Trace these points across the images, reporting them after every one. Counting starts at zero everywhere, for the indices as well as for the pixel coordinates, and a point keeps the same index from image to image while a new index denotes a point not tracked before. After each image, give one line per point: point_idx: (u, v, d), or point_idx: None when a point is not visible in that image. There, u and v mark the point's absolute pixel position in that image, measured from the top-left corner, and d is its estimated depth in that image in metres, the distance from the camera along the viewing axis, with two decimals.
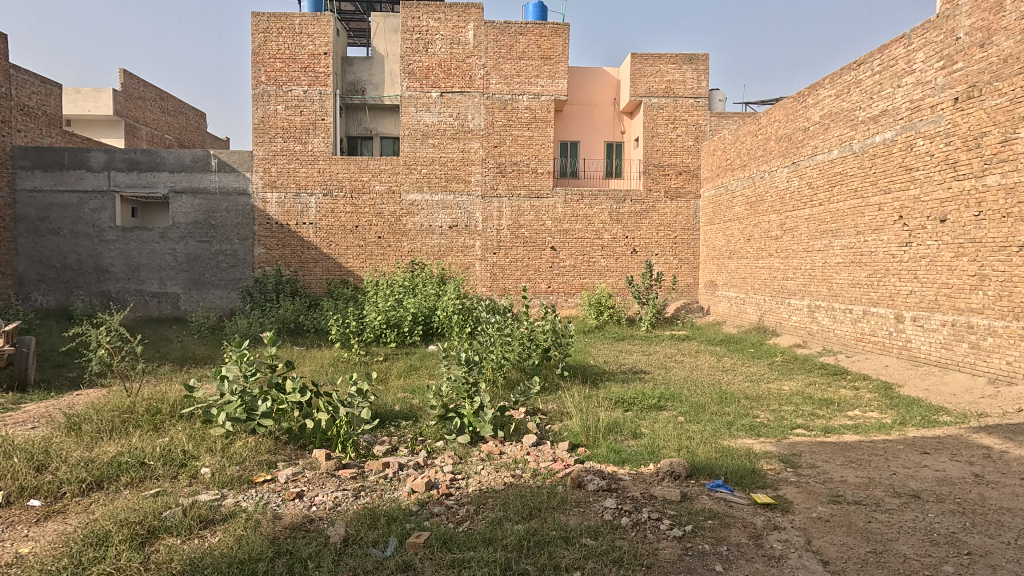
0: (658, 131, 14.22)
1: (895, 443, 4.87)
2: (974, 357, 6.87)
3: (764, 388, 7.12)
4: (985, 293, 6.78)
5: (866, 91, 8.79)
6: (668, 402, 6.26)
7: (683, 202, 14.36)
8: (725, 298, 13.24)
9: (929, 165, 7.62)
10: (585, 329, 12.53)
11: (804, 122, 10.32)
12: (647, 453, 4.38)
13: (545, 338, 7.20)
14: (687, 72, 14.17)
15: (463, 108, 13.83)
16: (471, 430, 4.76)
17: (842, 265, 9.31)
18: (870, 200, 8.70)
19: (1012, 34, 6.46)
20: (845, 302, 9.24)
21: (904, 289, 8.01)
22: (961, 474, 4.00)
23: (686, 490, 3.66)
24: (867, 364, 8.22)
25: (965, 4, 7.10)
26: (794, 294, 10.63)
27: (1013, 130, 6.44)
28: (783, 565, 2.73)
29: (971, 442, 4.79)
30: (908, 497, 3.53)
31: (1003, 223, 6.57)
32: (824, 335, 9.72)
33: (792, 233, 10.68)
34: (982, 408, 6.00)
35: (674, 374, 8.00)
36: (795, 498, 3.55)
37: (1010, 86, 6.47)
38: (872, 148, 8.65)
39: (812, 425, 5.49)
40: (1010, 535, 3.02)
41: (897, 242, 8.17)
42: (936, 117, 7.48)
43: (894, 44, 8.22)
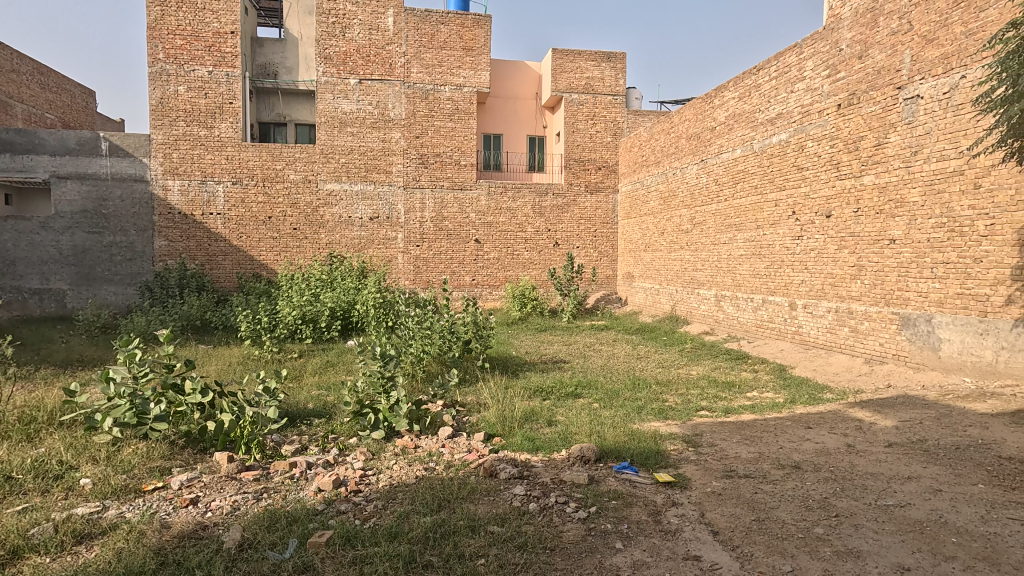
0: (578, 126, 14.57)
1: (784, 420, 5.30)
2: (854, 340, 7.62)
3: (674, 374, 7.51)
4: (862, 282, 7.50)
5: (764, 95, 9.43)
6: (584, 390, 6.47)
7: (603, 197, 14.81)
8: (641, 289, 13.81)
9: (817, 165, 8.31)
10: (508, 321, 12.61)
11: (711, 122, 10.92)
12: (560, 440, 4.50)
13: (466, 330, 7.16)
14: (606, 69, 14.62)
15: (383, 96, 13.45)
16: (386, 425, 4.69)
17: (744, 257, 9.99)
18: (768, 197, 9.35)
19: (885, 47, 7.15)
20: (747, 291, 9.91)
21: (797, 279, 8.71)
22: (835, 445, 4.42)
23: (594, 472, 3.80)
24: (766, 348, 8.88)
25: (847, 17, 7.77)
26: (702, 284, 11.28)
27: (884, 135, 7.16)
28: (677, 538, 2.91)
29: (847, 416, 5.32)
30: (790, 469, 3.87)
31: (876, 219, 7.29)
32: (729, 323, 10.39)
33: (700, 227, 11.31)
34: (859, 384, 6.69)
35: (592, 363, 8.26)
36: (692, 475, 3.79)
37: (883, 95, 7.18)
38: (771, 148, 9.29)
39: (714, 406, 5.87)
40: (872, 497, 3.39)
41: (791, 235, 8.85)
42: (823, 122, 8.17)
43: (788, 52, 8.86)
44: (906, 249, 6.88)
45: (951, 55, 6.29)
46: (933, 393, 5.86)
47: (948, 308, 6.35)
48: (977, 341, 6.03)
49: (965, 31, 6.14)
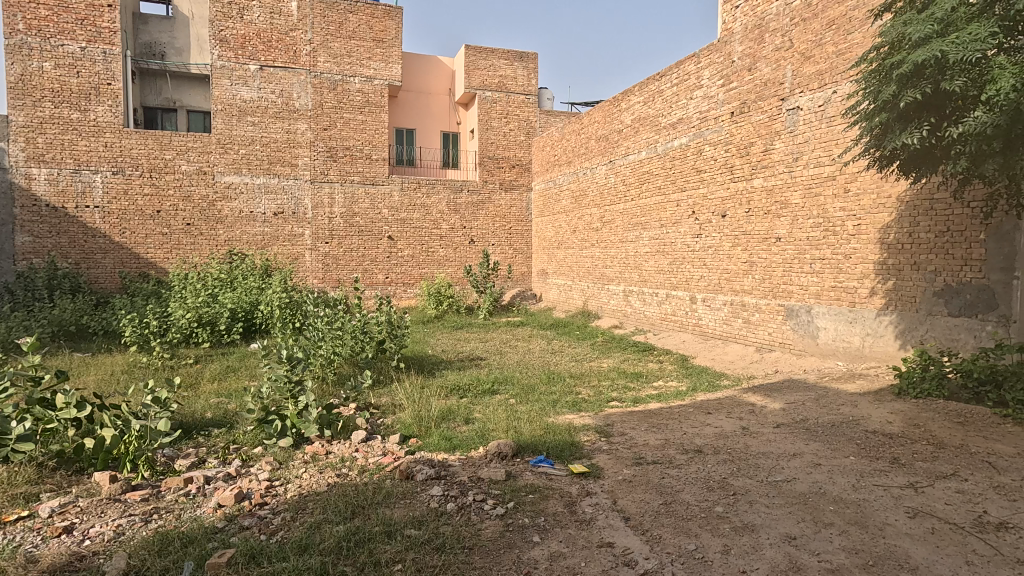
0: (492, 124, 14.64)
1: (687, 407, 5.65)
2: (746, 331, 8.28)
3: (586, 367, 7.75)
4: (753, 276, 8.16)
5: (666, 100, 9.97)
6: (500, 386, 6.51)
7: (517, 195, 14.98)
8: (555, 286, 14.14)
9: (714, 168, 8.90)
10: (423, 320, 12.39)
11: (618, 124, 11.39)
12: (478, 437, 4.50)
13: (380, 330, 6.96)
14: (518, 69, 14.82)
15: (287, 85, 12.74)
16: (294, 432, 4.45)
17: (649, 254, 10.51)
18: (670, 197, 9.91)
19: (771, 62, 7.81)
20: (652, 286, 10.45)
21: (696, 274, 9.31)
22: (732, 429, 4.77)
23: (511, 468, 3.83)
24: (670, 340, 9.42)
25: (738, 31, 8.39)
26: (612, 280, 11.75)
27: (770, 142, 7.82)
28: (592, 527, 3.00)
29: (742, 401, 5.77)
30: (693, 453, 4.13)
31: (764, 219, 7.95)
32: (636, 316, 10.91)
33: (609, 225, 11.76)
34: (751, 371, 7.28)
35: (508, 359, 8.33)
36: (605, 465, 3.93)
37: (769, 105, 7.83)
38: (672, 151, 9.84)
39: (624, 397, 6.13)
40: (764, 474, 3.70)
41: (691, 233, 9.44)
42: (719, 128, 8.77)
43: (687, 61, 9.43)
44: (789, 247, 7.56)
45: (825, 72, 6.98)
46: (812, 377, 6.49)
47: (824, 299, 7.05)
48: (847, 329, 6.77)
49: (836, 51, 6.84)
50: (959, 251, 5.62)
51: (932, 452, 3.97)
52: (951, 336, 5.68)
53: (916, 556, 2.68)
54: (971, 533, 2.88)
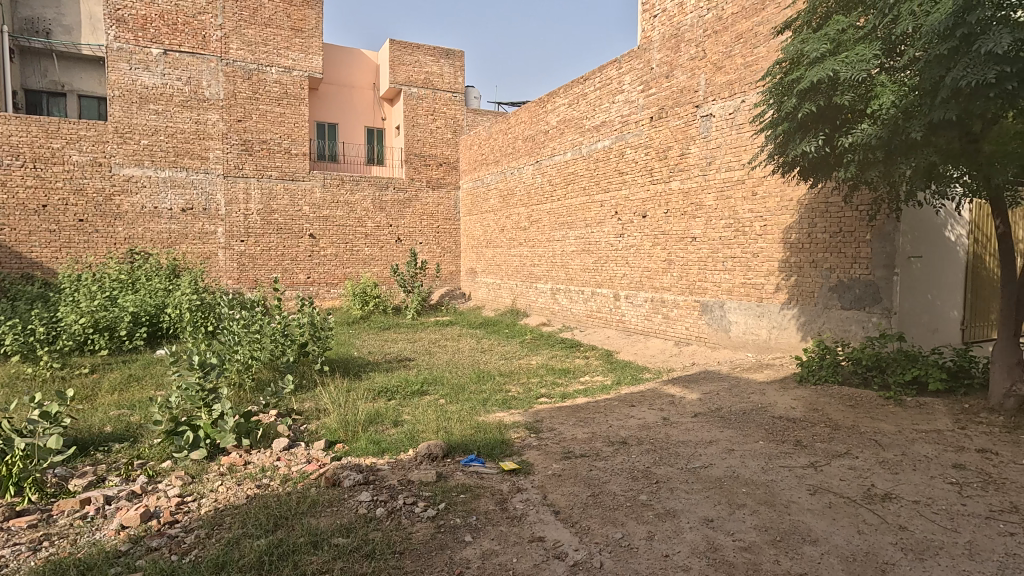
0: (418, 121, 14.44)
1: (612, 400, 5.86)
2: (666, 326, 8.69)
3: (515, 365, 7.83)
4: (672, 274, 8.58)
5: (590, 103, 10.25)
6: (430, 386, 6.44)
7: (444, 193, 14.86)
8: (483, 284, 14.17)
9: (635, 170, 9.26)
10: (347, 321, 12.00)
11: (544, 125, 11.58)
12: (407, 439, 4.43)
13: (302, 332, 6.66)
14: (444, 66, 14.73)
15: (195, 72, 11.90)
16: (208, 443, 4.17)
17: (575, 253, 10.78)
18: (595, 198, 10.21)
19: (686, 71, 8.24)
20: (578, 284, 10.73)
21: (619, 273, 9.65)
22: (654, 420, 4.99)
23: (442, 469, 3.80)
24: (595, 336, 9.71)
25: (656, 40, 8.77)
26: (539, 279, 11.94)
27: (686, 147, 8.25)
28: (523, 523, 3.04)
29: (662, 393, 6.06)
30: (619, 445, 4.28)
31: (682, 219, 8.38)
32: (563, 314, 11.16)
33: (536, 225, 11.94)
34: (670, 364, 7.66)
35: (436, 359, 8.26)
36: (535, 460, 3.99)
37: (685, 112, 8.25)
38: (596, 153, 10.14)
39: (553, 393, 6.26)
40: (685, 461, 3.90)
41: (614, 233, 9.77)
42: (639, 132, 9.13)
43: (609, 66, 9.75)
44: (704, 246, 8.02)
45: (734, 82, 7.46)
46: (726, 368, 6.92)
47: (736, 295, 7.54)
48: (756, 322, 7.27)
49: (744, 63, 7.32)
50: (850, 250, 6.20)
51: (828, 434, 4.36)
52: (844, 328, 6.25)
53: (817, 529, 2.93)
54: (862, 505, 3.19)
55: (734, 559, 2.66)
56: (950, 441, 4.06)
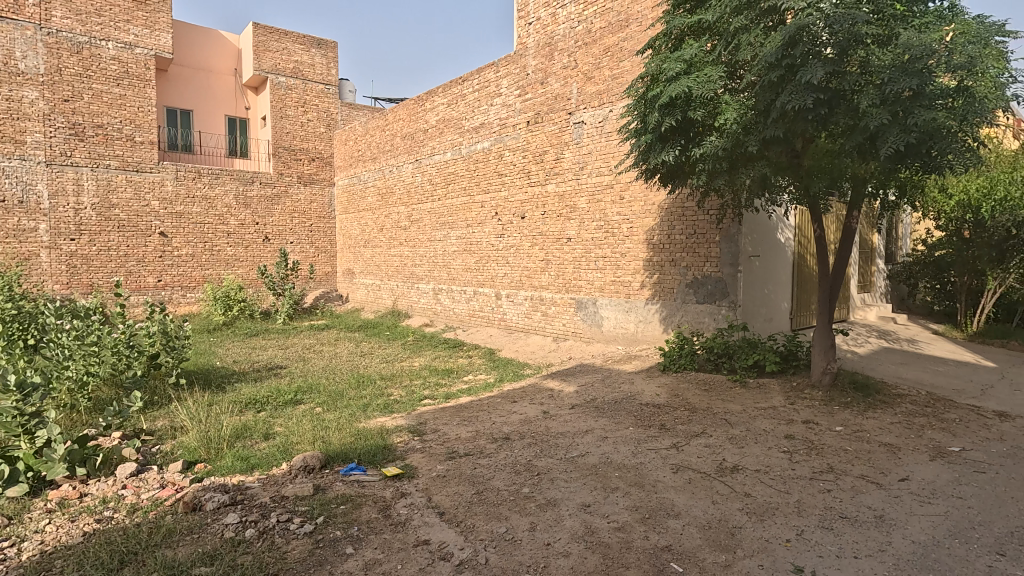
0: (287, 112, 13.54)
1: (494, 397, 5.96)
2: (545, 323, 9.04)
3: (397, 367, 7.65)
4: (549, 273, 8.93)
5: (469, 104, 10.33)
6: (305, 395, 6.07)
7: (317, 189, 14.09)
8: (362, 285, 13.67)
9: (513, 172, 9.49)
10: (206, 328, 10.89)
11: (423, 124, 11.45)
12: (279, 453, 4.14)
13: (152, 343, 5.93)
14: (316, 56, 13.97)
15: (6, 40, 10.08)
16: (31, 476, 3.56)
17: (457, 253, 10.80)
18: (475, 198, 10.30)
19: (559, 78, 8.62)
20: (460, 284, 10.76)
21: (500, 272, 9.85)
22: (535, 414, 5.17)
23: (319, 481, 3.61)
24: (478, 335, 9.81)
25: (531, 47, 9.07)
26: (421, 279, 11.79)
27: (561, 152, 8.63)
28: (408, 528, 2.99)
29: (542, 387, 6.29)
30: (502, 441, 4.38)
31: (557, 220, 8.75)
32: (446, 314, 11.13)
33: (417, 224, 11.76)
34: (549, 359, 7.97)
35: (311, 365, 7.81)
36: (419, 463, 3.94)
37: (559, 118, 8.63)
38: (475, 154, 10.24)
39: (436, 394, 6.22)
40: (563, 452, 4.09)
41: (494, 233, 9.93)
42: (517, 135, 9.38)
43: (487, 69, 9.90)
44: (578, 246, 8.45)
45: (603, 92, 7.96)
46: (599, 361, 7.36)
47: (607, 292, 8.05)
48: (625, 317, 7.83)
49: (611, 75, 7.84)
50: (702, 250, 6.90)
51: (687, 416, 4.82)
52: (698, 320, 6.95)
53: (679, 504, 3.23)
54: (715, 478, 3.58)
55: (609, 539, 2.84)
56: (783, 416, 4.69)
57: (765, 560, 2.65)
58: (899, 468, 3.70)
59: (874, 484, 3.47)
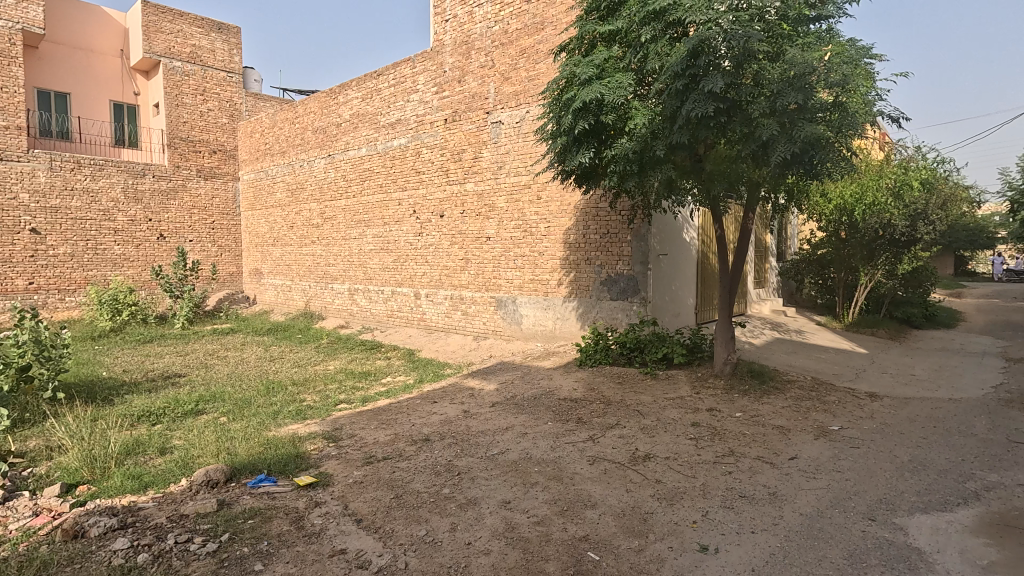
0: (184, 99, 12.55)
1: (414, 399, 5.86)
2: (464, 321, 9.02)
3: (310, 372, 7.31)
4: (469, 272, 8.92)
5: (384, 100, 10.08)
6: (207, 404, 5.65)
7: (220, 184, 13.16)
8: (271, 286, 12.95)
9: (431, 170, 9.37)
10: (90, 335, 9.84)
11: (336, 118, 11.02)
12: (178, 468, 3.83)
13: (22, 353, 5.26)
14: (216, 41, 13.04)
15: None
16: None
17: (373, 252, 10.50)
18: (392, 195, 10.07)
19: (476, 77, 8.63)
20: (377, 284, 10.47)
21: (419, 271, 9.70)
22: (455, 414, 5.14)
23: (223, 495, 3.37)
24: (396, 336, 9.61)
25: (448, 44, 9.00)
26: (335, 279, 11.35)
27: (479, 151, 8.64)
28: (322, 538, 2.86)
29: (463, 387, 6.28)
30: (421, 442, 4.31)
31: (476, 219, 8.75)
32: (363, 315, 10.80)
33: (331, 222, 11.31)
34: (470, 358, 7.97)
35: (215, 372, 7.28)
36: (334, 470, 3.80)
37: (476, 117, 8.64)
38: (391, 150, 10.01)
39: (352, 398, 6.01)
40: (484, 450, 4.10)
41: (413, 232, 9.76)
42: (434, 133, 9.28)
43: (403, 64, 9.70)
44: (497, 245, 8.50)
45: (520, 93, 8.06)
46: (519, 358, 7.45)
47: (526, 291, 8.17)
48: (544, 315, 7.98)
49: (528, 77, 7.95)
50: (615, 249, 7.18)
51: (603, 409, 5.00)
52: (613, 316, 7.22)
53: (595, 494, 3.34)
54: (629, 467, 3.73)
55: (529, 534, 2.88)
56: (690, 405, 4.99)
57: (674, 542, 2.80)
58: (790, 447, 4.06)
59: (769, 464, 3.77)
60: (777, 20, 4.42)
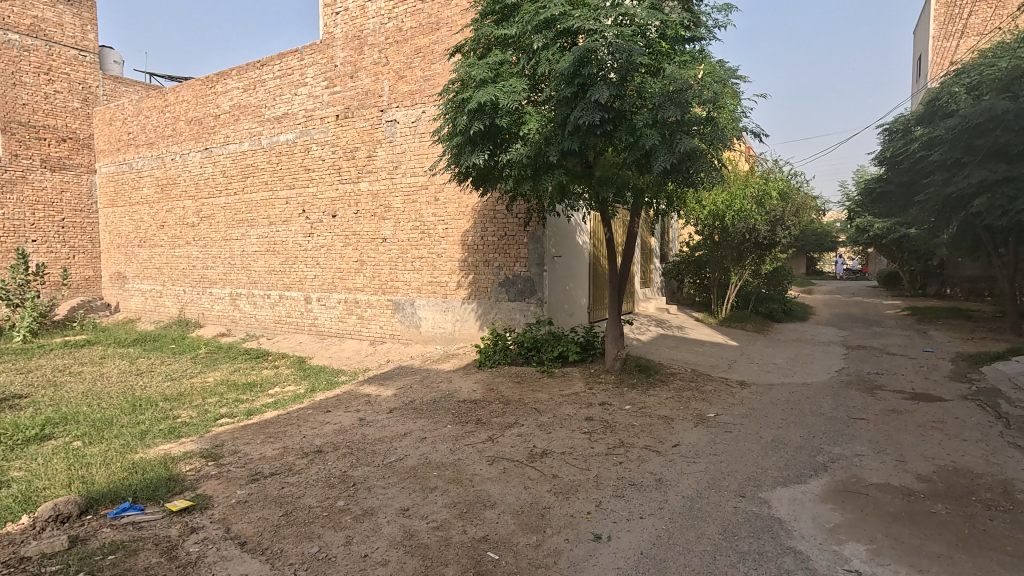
0: (23, 78, 10.91)
1: (305, 409, 5.55)
2: (360, 326, 8.71)
3: (185, 385, 6.66)
4: (364, 275, 8.62)
5: (269, 92, 9.46)
6: (57, 428, 4.95)
7: (71, 176, 11.62)
8: (137, 292, 11.64)
9: (322, 168, 8.94)
10: None
11: (214, 109, 10.16)
12: (18, 504, 3.31)
13: None
14: (64, 14, 11.49)
15: None
16: None
17: (258, 253, 9.80)
18: (278, 193, 9.46)
19: (370, 74, 8.37)
20: (262, 288, 9.79)
21: (309, 274, 9.20)
22: (350, 423, 4.94)
23: (76, 531, 2.96)
24: (285, 343, 9.07)
25: (339, 38, 8.65)
26: (215, 283, 10.46)
27: (373, 150, 8.39)
28: (200, 567, 2.62)
29: (359, 394, 6.05)
30: (313, 454, 4.10)
31: (371, 220, 8.48)
32: (247, 321, 10.05)
33: (208, 221, 10.40)
34: (365, 364, 7.71)
35: (67, 391, 6.39)
36: (214, 491, 3.49)
37: (370, 114, 8.38)
38: (277, 146, 9.40)
39: (235, 411, 5.57)
40: (381, 458, 3.99)
41: (302, 232, 9.24)
42: (324, 129, 8.86)
43: (289, 55, 9.17)
44: (394, 247, 8.30)
45: (415, 93, 7.94)
46: (417, 362, 7.32)
47: (424, 293, 8.06)
48: (443, 317, 7.92)
49: (424, 76, 7.85)
50: (512, 251, 7.30)
51: (502, 409, 5.06)
52: (511, 317, 7.35)
53: (494, 493, 3.38)
54: (527, 464, 3.82)
55: (428, 540, 2.84)
56: (583, 400, 5.21)
57: (570, 533, 2.91)
58: (673, 435, 4.37)
59: (655, 452, 4.04)
60: (657, 38, 4.75)
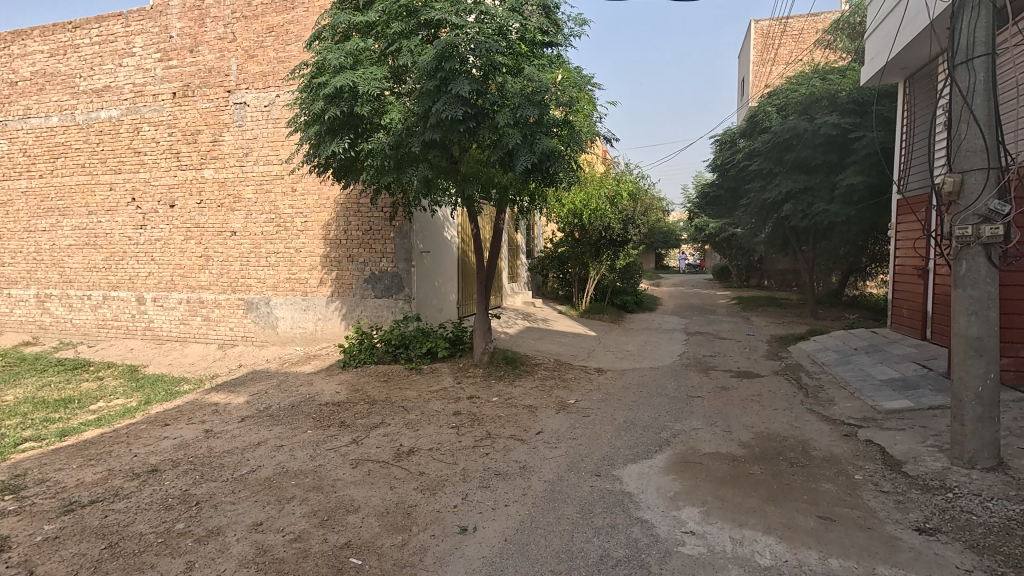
0: None
1: (137, 425, 4.88)
2: (206, 328, 7.88)
3: None
4: (210, 272, 7.80)
5: (84, 60, 8.13)
6: None
7: None
8: None
9: (155, 151, 7.90)
10: None
11: (9, 74, 8.50)
12: None
13: None
14: None
15: None
16: None
17: (73, 247, 8.41)
18: (99, 178, 8.17)
19: (213, 50, 7.56)
20: (80, 288, 8.42)
21: (141, 271, 8.11)
22: (193, 436, 4.45)
23: None
24: (111, 350, 7.92)
25: (174, 6, 7.70)
26: (14, 282, 8.78)
27: (218, 134, 7.60)
28: None
29: (204, 403, 5.46)
30: (146, 475, 3.62)
31: (218, 212, 7.69)
32: (60, 327, 8.58)
33: (4, 209, 8.68)
34: (213, 370, 7.00)
35: None
36: (12, 530, 2.93)
37: (214, 94, 7.58)
38: (97, 123, 8.12)
39: (44, 433, 4.72)
40: (230, 472, 3.64)
41: (132, 224, 8.10)
42: (158, 107, 7.83)
43: (111, 19, 7.96)
44: (245, 241, 7.61)
45: (268, 75, 7.35)
46: (274, 365, 6.80)
47: (281, 291, 7.51)
48: (302, 316, 7.44)
49: (277, 58, 7.30)
50: (377, 247, 7.09)
51: (367, 410, 4.90)
52: (377, 314, 7.12)
53: (358, 497, 3.27)
54: (393, 464, 3.74)
55: (284, 554, 2.66)
56: (452, 395, 5.22)
57: (436, 529, 2.91)
58: (537, 423, 4.56)
59: (520, 441, 4.18)
60: (517, 40, 4.91)
